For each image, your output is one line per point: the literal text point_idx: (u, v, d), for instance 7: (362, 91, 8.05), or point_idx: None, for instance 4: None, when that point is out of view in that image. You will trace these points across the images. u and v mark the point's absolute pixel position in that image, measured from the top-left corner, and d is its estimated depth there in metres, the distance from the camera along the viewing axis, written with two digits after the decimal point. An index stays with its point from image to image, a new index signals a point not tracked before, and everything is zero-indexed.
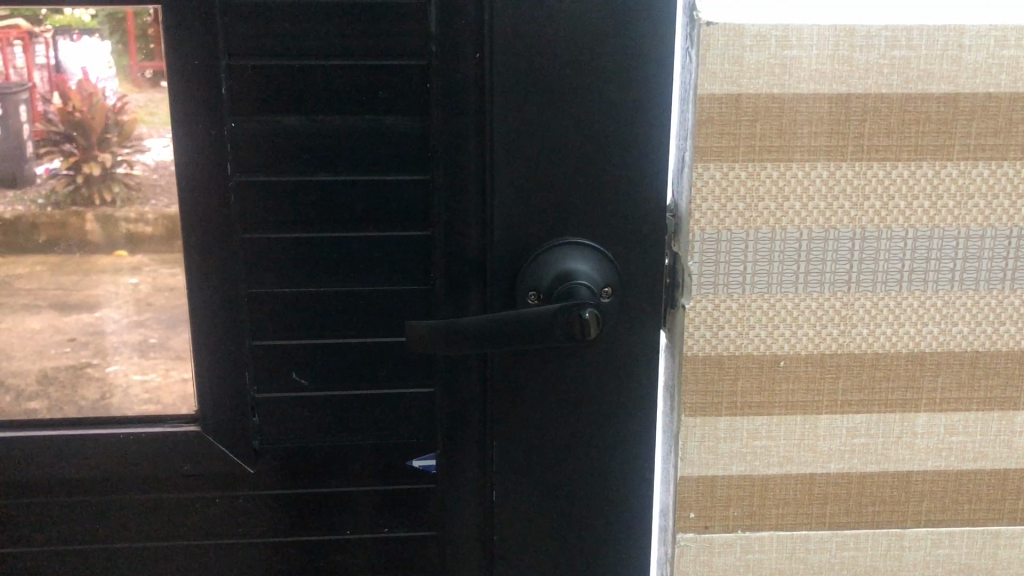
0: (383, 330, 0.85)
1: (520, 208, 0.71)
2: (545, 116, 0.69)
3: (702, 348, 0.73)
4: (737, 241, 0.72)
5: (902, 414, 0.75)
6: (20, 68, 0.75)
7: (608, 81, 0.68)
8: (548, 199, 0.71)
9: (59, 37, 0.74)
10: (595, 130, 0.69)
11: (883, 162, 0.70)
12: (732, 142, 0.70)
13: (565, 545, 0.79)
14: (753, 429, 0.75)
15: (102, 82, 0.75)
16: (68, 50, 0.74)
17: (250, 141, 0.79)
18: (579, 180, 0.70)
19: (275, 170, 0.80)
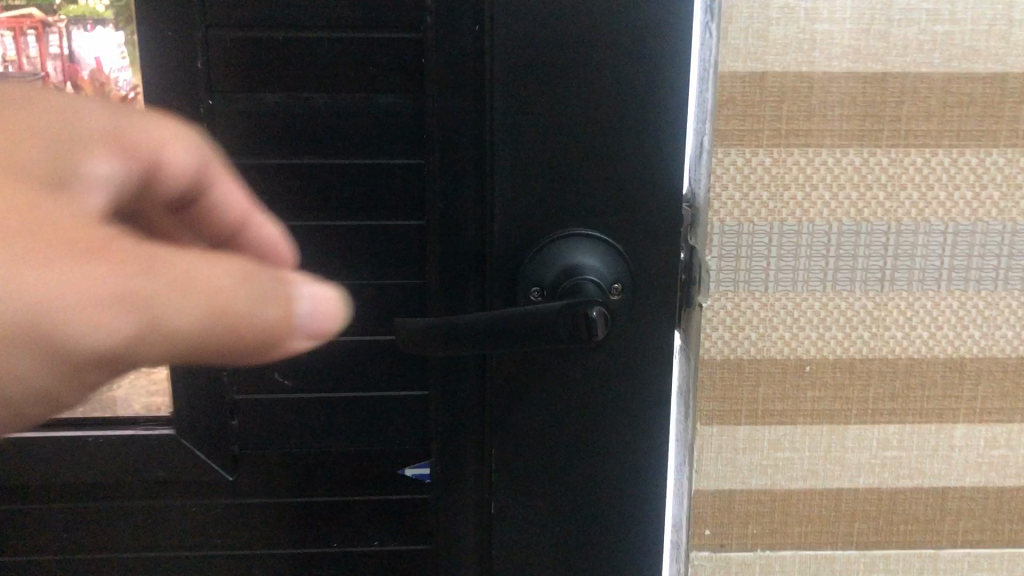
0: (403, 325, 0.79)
1: (521, 200, 0.64)
2: (560, 95, 0.62)
3: (720, 352, 0.67)
4: (761, 234, 0.65)
5: (938, 425, 0.69)
6: (33, 59, 0.74)
7: (642, 55, 0.61)
8: (562, 187, 0.64)
9: (73, 27, 0.73)
10: (621, 110, 0.62)
11: (920, 149, 0.64)
12: (757, 125, 0.63)
13: (590, 560, 0.72)
14: (774, 440, 0.69)
15: (115, 72, 0.75)
16: (80, 40, 0.74)
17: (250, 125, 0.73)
18: (595, 168, 0.63)
19: (271, 147, 0.80)
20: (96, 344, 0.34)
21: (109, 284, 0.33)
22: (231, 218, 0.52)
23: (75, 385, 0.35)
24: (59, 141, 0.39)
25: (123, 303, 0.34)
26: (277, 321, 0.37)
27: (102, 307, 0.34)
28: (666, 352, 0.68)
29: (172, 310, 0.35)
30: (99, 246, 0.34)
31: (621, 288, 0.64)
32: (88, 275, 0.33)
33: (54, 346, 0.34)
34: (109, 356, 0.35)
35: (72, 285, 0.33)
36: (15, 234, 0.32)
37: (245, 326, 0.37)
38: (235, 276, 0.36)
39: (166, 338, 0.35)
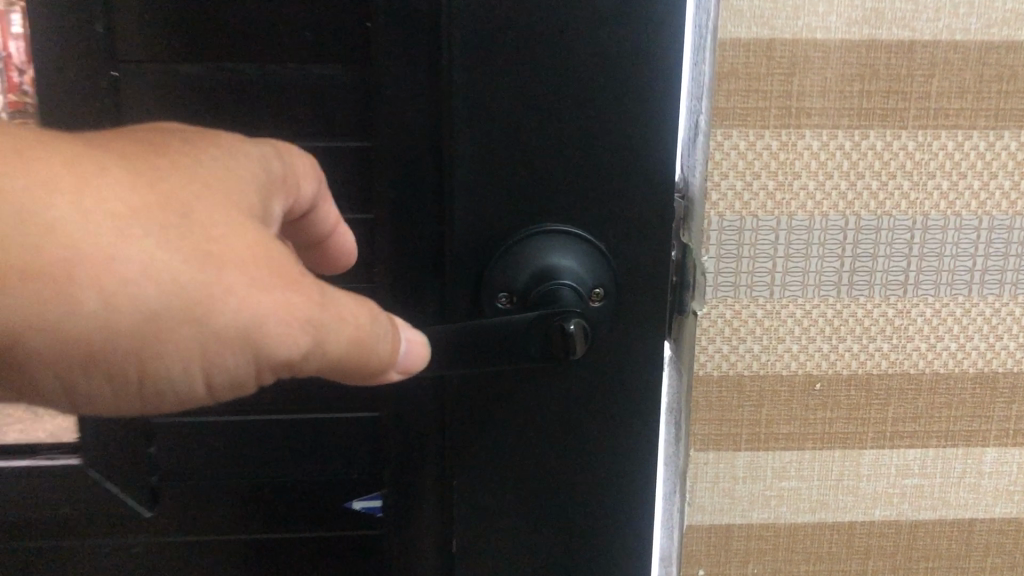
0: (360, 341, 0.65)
1: (486, 190, 0.54)
2: (530, 66, 0.52)
3: (717, 367, 0.58)
4: (765, 230, 0.56)
5: (966, 450, 0.60)
6: None
7: (629, 18, 0.51)
8: (533, 174, 0.54)
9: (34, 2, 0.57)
10: (603, 82, 0.52)
11: (951, 131, 0.55)
12: (761, 103, 0.54)
13: None
14: (780, 468, 0.60)
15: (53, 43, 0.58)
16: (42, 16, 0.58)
17: (163, 101, 0.61)
18: (573, 152, 0.54)
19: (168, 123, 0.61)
20: (256, 358, 0.35)
21: (295, 315, 0.35)
22: (326, 230, 0.50)
23: (227, 380, 0.35)
24: (256, 168, 0.39)
25: (290, 327, 0.35)
26: (384, 355, 0.40)
27: (277, 326, 0.34)
28: (658, 363, 0.59)
29: (333, 340, 0.36)
30: (293, 275, 0.35)
31: (603, 293, 0.55)
32: (288, 302, 0.34)
33: (223, 351, 0.34)
34: (266, 368, 0.36)
35: (271, 306, 0.34)
36: (237, 254, 0.33)
37: (369, 356, 0.39)
38: (366, 312, 0.38)
39: (317, 360, 0.37)
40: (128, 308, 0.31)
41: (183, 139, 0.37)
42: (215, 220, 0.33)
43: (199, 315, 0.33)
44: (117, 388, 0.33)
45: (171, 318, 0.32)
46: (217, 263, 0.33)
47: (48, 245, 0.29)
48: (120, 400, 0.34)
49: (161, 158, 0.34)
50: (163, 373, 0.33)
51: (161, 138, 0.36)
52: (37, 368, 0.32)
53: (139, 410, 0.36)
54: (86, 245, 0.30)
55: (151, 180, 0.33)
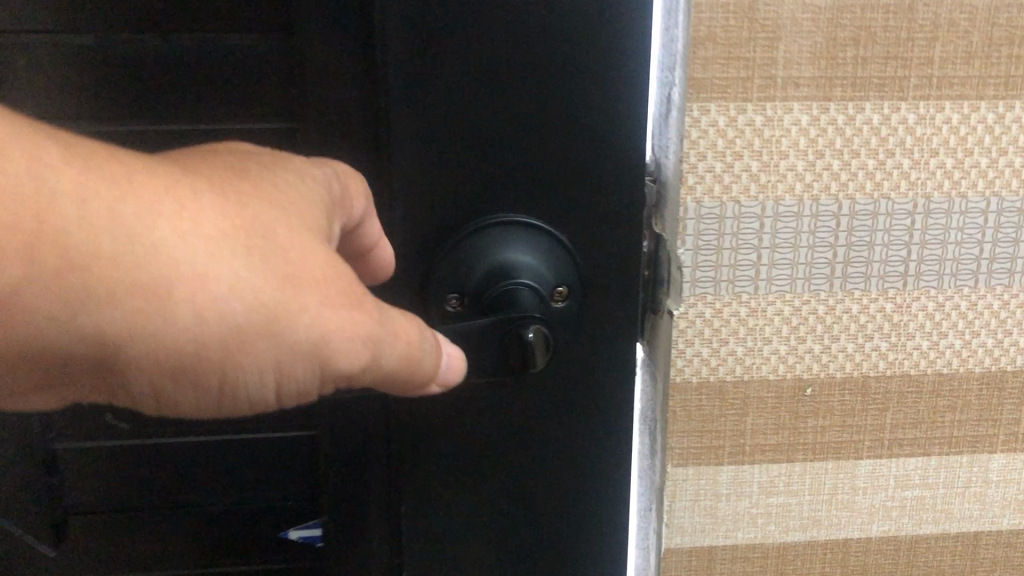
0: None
1: (432, 176, 0.47)
2: (477, 31, 0.45)
3: (696, 374, 0.51)
4: (749, 218, 0.49)
5: (972, 457, 0.54)
6: None
7: None
8: (486, 157, 0.47)
9: None
10: (563, 49, 0.45)
11: (956, 102, 0.48)
12: (743, 72, 0.47)
13: None
14: (767, 483, 0.54)
15: None
16: None
17: (55, 76, 0.52)
18: (530, 131, 0.47)
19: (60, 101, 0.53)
20: (325, 375, 0.32)
21: (363, 333, 0.32)
22: (369, 244, 0.42)
23: (296, 392, 0.33)
24: (323, 189, 0.35)
25: (355, 346, 0.32)
26: (432, 370, 0.37)
27: (347, 344, 0.32)
28: (630, 369, 0.52)
29: (392, 358, 0.34)
30: (358, 295, 0.32)
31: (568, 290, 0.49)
32: (352, 321, 0.32)
33: (296, 368, 0.32)
34: (332, 383, 0.33)
35: (343, 325, 0.32)
36: (316, 274, 0.31)
37: (422, 373, 0.36)
38: (419, 331, 0.36)
39: (380, 376, 0.34)
40: (216, 324, 0.29)
41: (252, 156, 0.34)
42: (292, 240, 0.31)
43: (278, 332, 0.30)
44: (191, 399, 0.31)
45: (254, 332, 0.30)
46: (296, 284, 0.30)
47: (147, 263, 0.27)
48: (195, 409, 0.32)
49: (230, 177, 0.31)
50: (239, 387, 0.31)
51: (227, 154, 0.33)
52: (120, 377, 0.29)
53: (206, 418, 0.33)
54: (181, 264, 0.27)
55: (236, 196, 0.30)
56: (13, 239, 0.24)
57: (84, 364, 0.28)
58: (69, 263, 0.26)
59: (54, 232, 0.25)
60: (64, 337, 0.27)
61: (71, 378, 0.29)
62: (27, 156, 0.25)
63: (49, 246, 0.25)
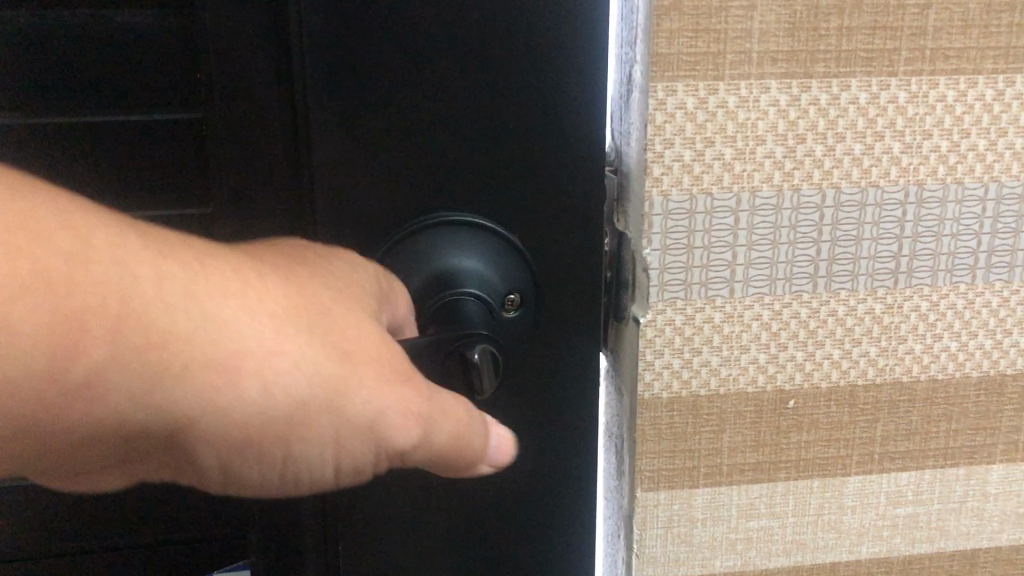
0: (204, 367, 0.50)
1: (365, 170, 0.42)
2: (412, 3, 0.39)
3: (667, 389, 0.46)
4: (723, 212, 0.43)
5: (969, 470, 0.49)
6: None
7: None
8: (426, 146, 0.42)
9: None
10: (510, 22, 0.40)
11: (952, 77, 0.43)
12: (714, 46, 0.41)
13: None
14: (747, 506, 0.48)
15: None
16: None
17: None
18: (476, 117, 0.41)
19: None
20: (381, 454, 0.33)
21: (414, 414, 0.32)
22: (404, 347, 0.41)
23: (354, 468, 0.33)
24: (370, 277, 0.36)
25: (408, 427, 0.32)
26: (484, 450, 0.36)
27: (401, 424, 0.32)
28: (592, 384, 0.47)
29: (444, 437, 0.34)
30: (408, 369, 0.33)
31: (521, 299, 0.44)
32: (404, 397, 0.32)
33: (353, 448, 0.32)
34: (386, 461, 0.33)
35: (395, 401, 0.32)
36: (371, 350, 0.31)
37: (473, 453, 0.35)
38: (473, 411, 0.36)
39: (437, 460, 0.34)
40: (281, 398, 0.29)
41: (303, 248, 0.35)
42: (348, 320, 0.31)
43: (335, 408, 0.31)
44: (258, 477, 0.32)
45: (314, 408, 0.30)
46: (352, 361, 0.31)
47: (217, 342, 0.28)
48: (257, 487, 0.32)
49: (288, 264, 0.32)
50: (300, 463, 0.32)
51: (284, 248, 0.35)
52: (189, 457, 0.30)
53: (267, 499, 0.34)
54: (249, 340, 0.28)
55: (296, 282, 0.31)
56: (100, 318, 0.25)
57: (160, 446, 0.29)
58: (147, 340, 0.26)
59: (137, 311, 0.26)
60: (144, 416, 0.27)
61: (147, 458, 0.30)
62: (111, 245, 0.26)
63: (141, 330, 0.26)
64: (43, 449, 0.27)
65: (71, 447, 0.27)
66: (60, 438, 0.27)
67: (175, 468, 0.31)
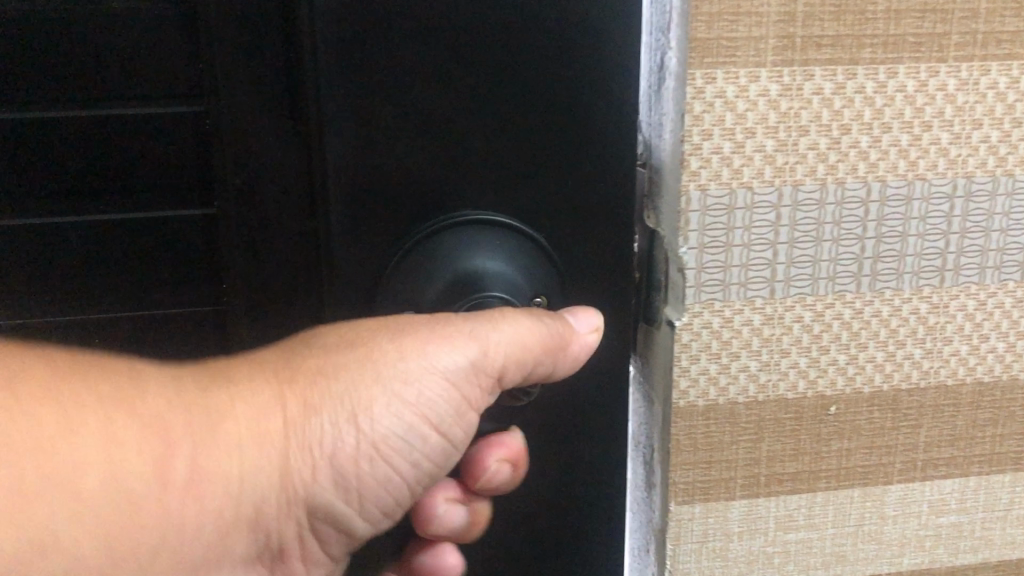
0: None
1: (384, 163, 0.40)
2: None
3: (703, 396, 0.43)
4: (764, 208, 0.41)
5: (1015, 476, 0.47)
6: None
7: None
8: (449, 138, 0.40)
9: None
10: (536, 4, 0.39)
11: (1004, 63, 0.40)
12: (756, 30, 0.38)
13: None
14: (785, 517, 0.46)
15: None
16: None
17: None
18: (501, 107, 0.40)
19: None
20: (449, 379, 0.37)
21: (454, 335, 0.36)
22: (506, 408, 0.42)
23: (445, 413, 0.38)
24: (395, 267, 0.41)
25: (457, 343, 0.36)
26: (569, 333, 0.39)
27: (444, 342, 0.36)
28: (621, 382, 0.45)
29: (512, 341, 0.37)
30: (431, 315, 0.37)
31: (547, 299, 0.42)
32: (437, 331, 0.36)
33: (421, 381, 0.36)
34: (468, 384, 0.38)
35: (433, 336, 0.36)
36: (380, 327, 0.36)
37: (560, 345, 0.38)
38: (538, 314, 0.38)
39: (521, 357, 0.37)
40: (336, 405, 0.35)
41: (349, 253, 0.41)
42: (344, 329, 0.36)
43: (374, 375, 0.35)
44: (372, 468, 0.37)
45: (362, 383, 0.35)
46: (361, 344, 0.35)
47: (254, 399, 0.33)
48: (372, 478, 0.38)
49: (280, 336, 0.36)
50: (390, 435, 0.37)
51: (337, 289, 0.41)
52: (308, 494, 0.36)
53: (399, 494, 0.40)
54: (273, 384, 0.33)
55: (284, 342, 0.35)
56: (167, 419, 0.31)
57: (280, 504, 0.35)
58: (212, 420, 0.32)
59: (193, 403, 0.32)
60: (246, 485, 0.33)
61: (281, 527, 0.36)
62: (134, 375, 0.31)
63: (194, 420, 0.31)
64: (192, 561, 0.33)
65: (212, 536, 0.33)
66: (200, 538, 0.33)
67: (305, 522, 0.37)
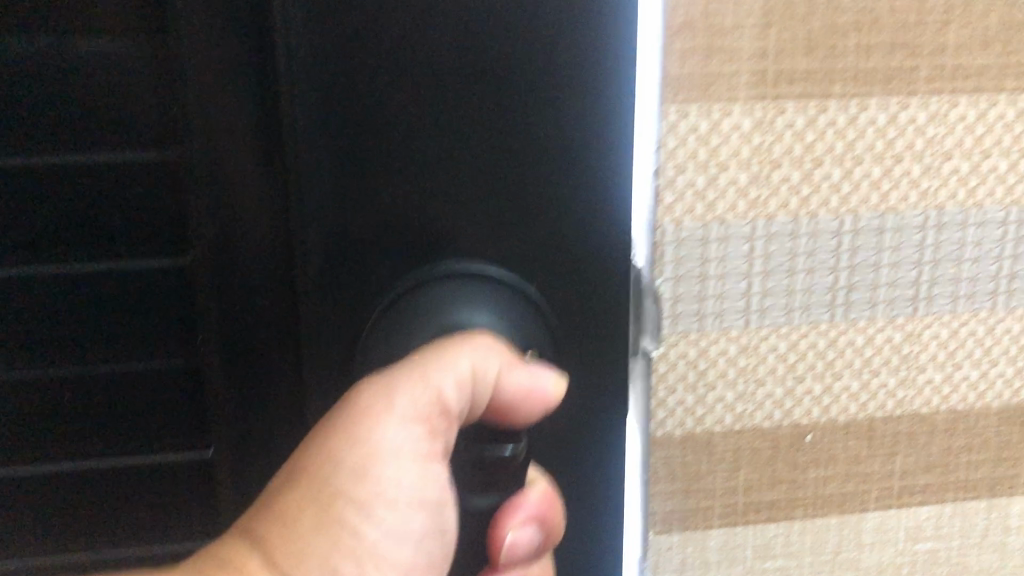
0: (157, 438, 0.44)
1: (364, 211, 0.39)
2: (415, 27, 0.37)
3: (680, 425, 0.43)
4: (738, 240, 0.41)
5: (991, 503, 0.47)
6: None
7: None
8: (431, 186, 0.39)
9: None
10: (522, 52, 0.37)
11: (973, 96, 0.41)
12: (729, 66, 0.39)
13: None
14: (763, 546, 0.46)
15: None
16: None
17: None
18: (484, 155, 0.39)
19: None
20: (409, 443, 0.33)
21: (374, 410, 0.32)
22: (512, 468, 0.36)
23: (425, 480, 0.34)
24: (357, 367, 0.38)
25: (378, 411, 0.32)
26: (505, 352, 0.36)
27: (367, 420, 0.32)
28: (617, 432, 0.43)
29: (448, 380, 0.33)
30: (354, 394, 0.33)
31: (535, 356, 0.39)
32: (364, 400, 0.33)
33: (368, 460, 0.32)
34: (431, 441, 0.34)
35: (365, 414, 0.32)
36: (313, 444, 0.33)
37: (502, 368, 0.35)
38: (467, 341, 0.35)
39: (458, 382, 0.34)
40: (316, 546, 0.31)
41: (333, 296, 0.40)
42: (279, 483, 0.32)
43: (326, 488, 0.32)
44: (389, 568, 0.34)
45: (319, 501, 0.32)
46: (303, 477, 0.32)
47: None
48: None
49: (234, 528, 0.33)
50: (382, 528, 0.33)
51: None
52: None
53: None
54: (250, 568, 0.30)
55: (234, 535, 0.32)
56: None
57: None
58: None
59: None
60: None
61: None
62: None
63: None
64: None
65: None
66: None
67: None
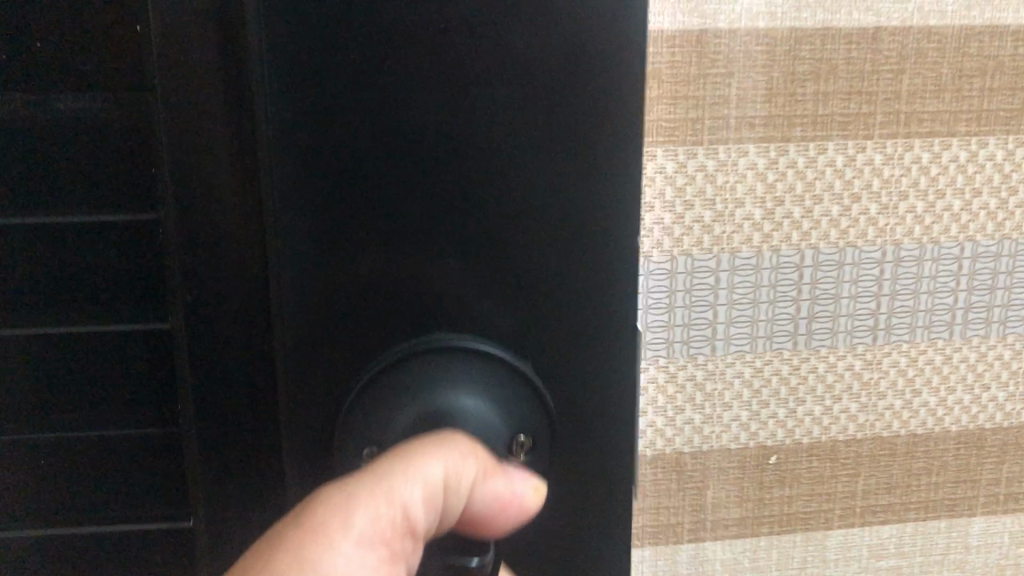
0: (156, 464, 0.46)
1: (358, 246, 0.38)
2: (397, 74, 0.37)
3: (651, 446, 0.46)
4: (704, 273, 0.44)
5: (950, 522, 0.50)
6: None
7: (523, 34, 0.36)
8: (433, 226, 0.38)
9: None
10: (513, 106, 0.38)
11: (926, 140, 0.44)
12: (694, 112, 0.42)
13: None
14: (731, 560, 0.48)
15: None
16: None
17: None
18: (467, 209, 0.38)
19: None
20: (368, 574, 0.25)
21: (325, 532, 0.24)
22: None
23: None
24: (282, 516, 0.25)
25: (334, 532, 0.24)
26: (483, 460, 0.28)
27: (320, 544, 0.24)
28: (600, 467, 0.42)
29: (421, 491, 0.26)
30: (299, 515, 0.25)
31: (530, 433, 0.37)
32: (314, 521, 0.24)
33: None
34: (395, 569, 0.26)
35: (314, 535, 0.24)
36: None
37: (482, 477, 0.28)
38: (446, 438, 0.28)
39: (428, 490, 0.26)
40: None
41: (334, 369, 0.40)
42: None
43: None
44: None
45: None
46: None
47: None
48: None
49: None
50: None
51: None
52: None
53: None
54: None
55: None
56: None
57: None
58: None
59: None
60: None
61: None
62: None
63: None
64: None
65: None
66: None
67: None
